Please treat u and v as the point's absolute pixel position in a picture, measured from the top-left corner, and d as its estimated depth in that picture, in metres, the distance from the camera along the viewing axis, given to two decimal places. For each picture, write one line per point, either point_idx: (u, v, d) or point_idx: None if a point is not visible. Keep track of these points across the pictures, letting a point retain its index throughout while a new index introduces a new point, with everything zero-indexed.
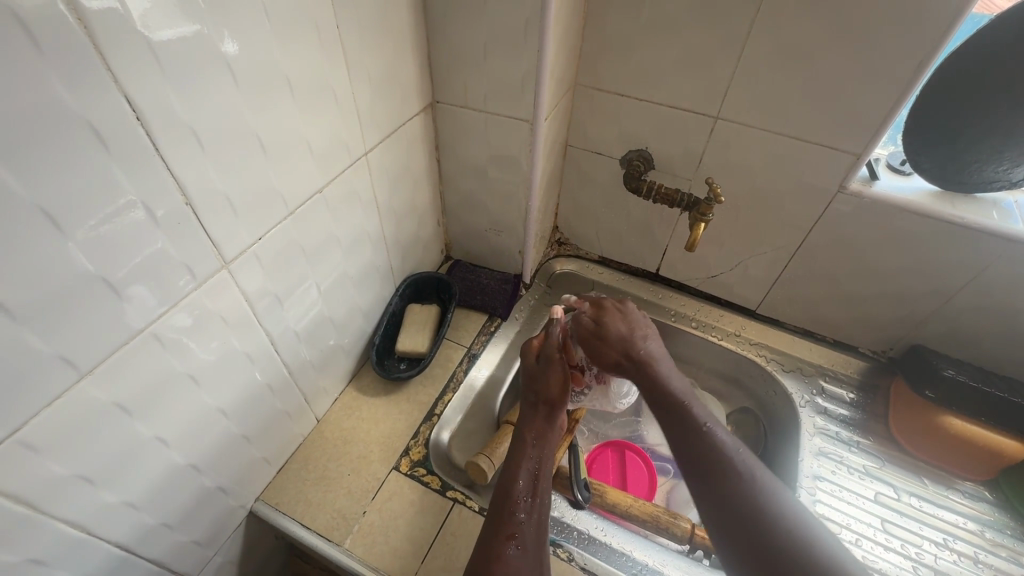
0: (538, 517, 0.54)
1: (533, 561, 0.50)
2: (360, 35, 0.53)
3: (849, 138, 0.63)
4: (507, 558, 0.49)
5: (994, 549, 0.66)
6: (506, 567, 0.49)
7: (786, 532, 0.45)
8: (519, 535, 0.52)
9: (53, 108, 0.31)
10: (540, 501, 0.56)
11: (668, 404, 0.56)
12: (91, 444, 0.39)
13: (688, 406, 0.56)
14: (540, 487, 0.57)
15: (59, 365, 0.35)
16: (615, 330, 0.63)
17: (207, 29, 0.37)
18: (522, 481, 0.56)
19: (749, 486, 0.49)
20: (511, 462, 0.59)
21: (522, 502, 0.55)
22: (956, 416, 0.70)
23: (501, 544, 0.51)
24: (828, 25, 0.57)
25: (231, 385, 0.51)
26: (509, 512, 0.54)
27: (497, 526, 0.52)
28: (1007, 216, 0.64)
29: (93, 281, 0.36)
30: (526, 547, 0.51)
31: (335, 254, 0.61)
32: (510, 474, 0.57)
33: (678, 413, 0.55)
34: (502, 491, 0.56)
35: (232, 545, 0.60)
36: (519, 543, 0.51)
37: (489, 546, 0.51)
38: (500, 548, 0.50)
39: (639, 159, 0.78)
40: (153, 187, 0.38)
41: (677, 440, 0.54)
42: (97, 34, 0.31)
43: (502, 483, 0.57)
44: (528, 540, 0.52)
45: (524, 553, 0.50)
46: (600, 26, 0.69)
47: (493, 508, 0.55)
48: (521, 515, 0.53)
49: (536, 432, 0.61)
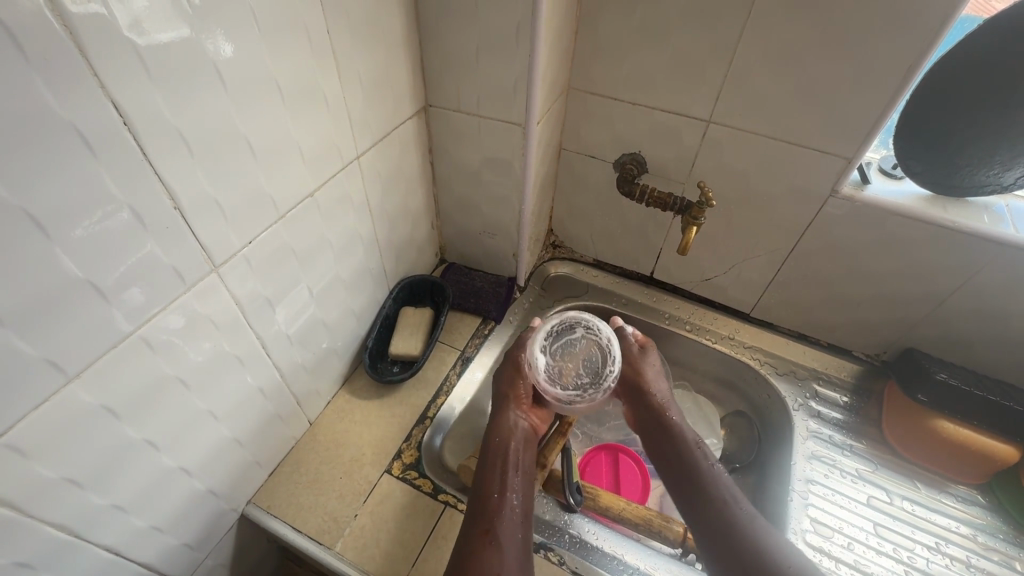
0: (511, 511, 0.55)
1: (508, 557, 0.51)
2: (352, 39, 0.54)
3: (839, 142, 0.64)
4: (485, 556, 0.51)
5: (986, 553, 0.66)
6: (482, 565, 0.50)
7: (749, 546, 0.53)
8: (493, 530, 0.53)
9: (40, 114, 0.31)
10: (513, 498, 0.57)
11: (672, 440, 0.65)
12: (79, 447, 0.39)
13: (686, 440, 0.64)
14: (511, 482, 0.58)
15: (46, 368, 0.35)
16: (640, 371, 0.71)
17: (195, 34, 0.37)
18: (494, 478, 0.58)
19: (733, 512, 0.57)
20: (484, 464, 0.61)
21: (494, 498, 0.56)
22: (950, 420, 0.70)
23: (477, 541, 0.52)
24: (817, 30, 0.57)
25: (222, 388, 0.51)
26: (484, 510, 0.55)
27: (473, 527, 0.54)
28: (998, 220, 0.64)
29: (80, 284, 0.36)
30: (502, 543, 0.52)
31: (327, 257, 0.61)
32: (483, 475, 0.59)
33: (681, 449, 0.64)
34: (477, 491, 0.58)
35: (222, 548, 0.60)
36: (493, 539, 0.52)
37: (467, 547, 0.52)
38: (477, 545, 0.52)
39: (632, 162, 0.78)
40: (141, 192, 0.38)
41: (673, 468, 0.64)
42: (84, 38, 0.31)
43: (477, 486, 0.59)
44: (501, 535, 0.53)
45: (497, 550, 0.51)
46: (593, 30, 0.69)
47: (470, 510, 0.56)
48: (493, 511, 0.55)
49: (505, 428, 0.64)
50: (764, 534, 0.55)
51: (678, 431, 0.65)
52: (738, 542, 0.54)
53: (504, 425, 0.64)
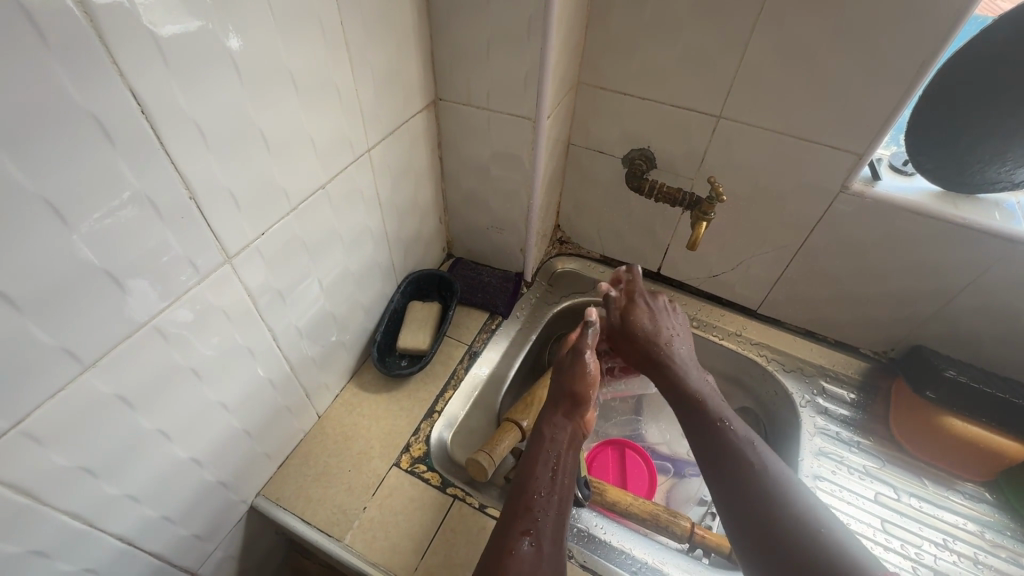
0: (554, 514, 0.54)
1: (545, 558, 0.49)
2: (364, 31, 0.53)
3: (851, 138, 0.63)
4: (520, 553, 0.49)
5: (994, 550, 0.66)
6: (520, 561, 0.48)
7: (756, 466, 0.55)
8: (534, 531, 0.51)
9: (57, 100, 0.31)
10: (556, 499, 0.55)
11: (669, 375, 0.66)
12: (93, 437, 0.39)
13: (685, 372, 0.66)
14: (558, 483, 0.57)
15: (62, 356, 0.36)
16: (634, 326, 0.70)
17: (210, 24, 0.37)
18: (542, 478, 0.56)
19: (769, 481, 0.54)
20: (528, 460, 0.59)
21: (538, 497, 0.55)
22: (957, 417, 0.70)
23: (514, 538, 0.51)
24: (831, 24, 0.57)
25: (234, 379, 0.51)
26: (526, 509, 0.53)
27: (513, 520, 0.53)
28: (1008, 216, 0.63)
29: (97, 273, 0.36)
30: (542, 542, 0.51)
31: (337, 250, 0.61)
32: (529, 470, 0.57)
33: (708, 409, 0.62)
34: (521, 483, 0.56)
35: (232, 540, 0.60)
36: (533, 537, 0.51)
37: (502, 542, 0.50)
38: (513, 542, 0.50)
39: (641, 158, 0.78)
40: (156, 181, 0.38)
41: (676, 402, 0.65)
42: (104, 27, 0.31)
43: (521, 480, 0.57)
44: (543, 534, 0.51)
45: (537, 549, 0.50)
46: (603, 25, 0.69)
47: (509, 503, 0.55)
48: (536, 509, 0.53)
49: (554, 429, 0.62)
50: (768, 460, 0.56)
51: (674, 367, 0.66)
52: (777, 520, 0.51)
53: (548, 426, 0.63)
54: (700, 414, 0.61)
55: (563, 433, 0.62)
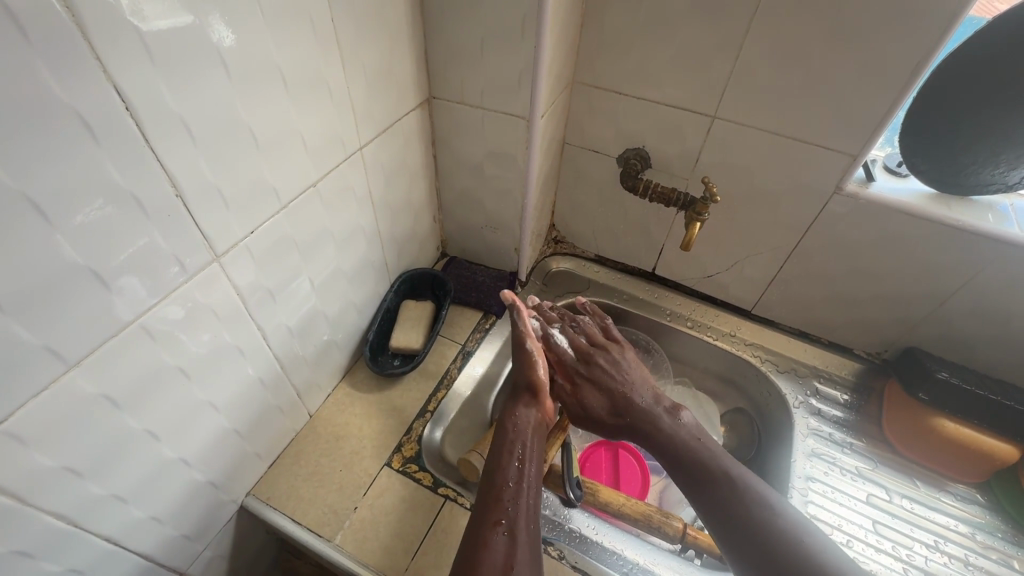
0: (523, 503, 0.53)
1: (520, 548, 0.49)
2: (356, 29, 0.53)
3: (845, 140, 0.63)
4: (495, 543, 0.48)
5: (984, 551, 0.66)
6: (495, 552, 0.48)
7: (759, 511, 0.54)
8: (506, 520, 0.51)
9: (39, 96, 0.30)
10: (523, 489, 0.55)
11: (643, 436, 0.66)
12: (76, 437, 0.39)
13: (654, 423, 0.66)
14: (526, 473, 0.57)
15: (46, 356, 0.35)
16: (590, 408, 0.70)
17: (198, 20, 0.37)
18: (511, 470, 0.56)
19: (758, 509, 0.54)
20: (495, 453, 0.59)
21: (508, 489, 0.54)
22: (950, 419, 0.70)
23: (487, 530, 0.50)
24: (825, 25, 0.57)
25: (222, 378, 0.51)
26: (497, 500, 0.53)
27: (485, 513, 0.52)
28: (1002, 219, 0.63)
29: (80, 271, 0.36)
30: (514, 532, 0.50)
31: (328, 249, 0.61)
32: (497, 463, 0.57)
33: (688, 451, 0.62)
34: (490, 476, 0.56)
35: (221, 540, 0.60)
36: (507, 528, 0.50)
37: (477, 533, 0.50)
38: (487, 533, 0.50)
39: (636, 157, 0.78)
40: (142, 178, 0.37)
41: (657, 451, 0.65)
42: (88, 22, 0.31)
43: (490, 472, 0.57)
44: (514, 525, 0.51)
45: (510, 538, 0.49)
46: (598, 24, 0.69)
47: (481, 496, 0.54)
48: (507, 500, 0.53)
49: (518, 422, 0.62)
50: (765, 497, 0.56)
51: (645, 423, 0.66)
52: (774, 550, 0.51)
53: (512, 420, 0.63)
54: (682, 459, 0.62)
55: (525, 423, 0.63)
